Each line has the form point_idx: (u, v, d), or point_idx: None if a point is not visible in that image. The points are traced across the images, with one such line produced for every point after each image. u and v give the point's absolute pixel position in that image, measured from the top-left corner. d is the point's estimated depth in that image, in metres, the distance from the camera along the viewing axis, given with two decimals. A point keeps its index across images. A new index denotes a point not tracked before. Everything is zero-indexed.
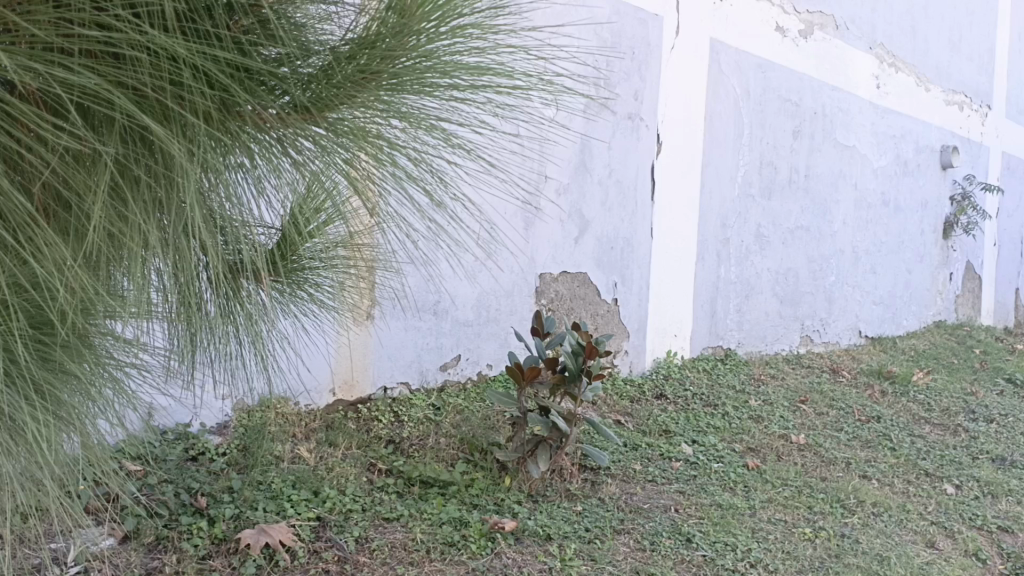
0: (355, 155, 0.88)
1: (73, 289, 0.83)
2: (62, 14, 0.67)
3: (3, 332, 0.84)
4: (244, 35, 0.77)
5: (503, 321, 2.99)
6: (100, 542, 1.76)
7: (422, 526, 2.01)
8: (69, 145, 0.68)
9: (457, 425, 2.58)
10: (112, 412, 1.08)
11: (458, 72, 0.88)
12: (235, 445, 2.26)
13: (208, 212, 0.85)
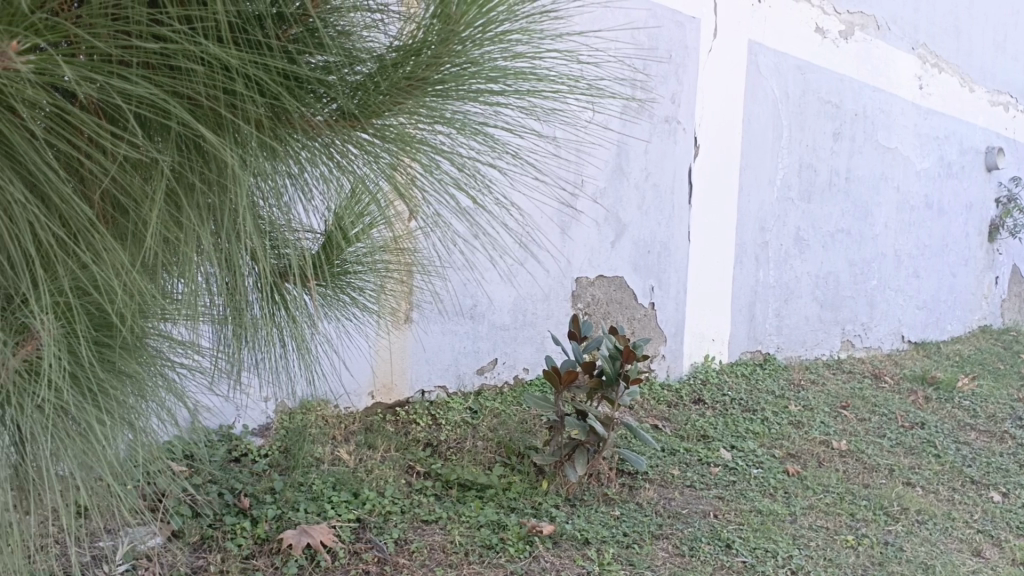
0: (399, 159, 0.90)
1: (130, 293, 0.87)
2: (120, 27, 0.68)
3: (67, 335, 0.87)
4: (292, 43, 0.80)
5: (540, 325, 3.00)
6: (147, 540, 1.80)
7: (461, 529, 2.03)
8: (128, 153, 0.71)
9: (494, 428, 2.59)
10: (165, 412, 1.11)
11: (502, 77, 0.88)
12: (276, 446, 2.30)
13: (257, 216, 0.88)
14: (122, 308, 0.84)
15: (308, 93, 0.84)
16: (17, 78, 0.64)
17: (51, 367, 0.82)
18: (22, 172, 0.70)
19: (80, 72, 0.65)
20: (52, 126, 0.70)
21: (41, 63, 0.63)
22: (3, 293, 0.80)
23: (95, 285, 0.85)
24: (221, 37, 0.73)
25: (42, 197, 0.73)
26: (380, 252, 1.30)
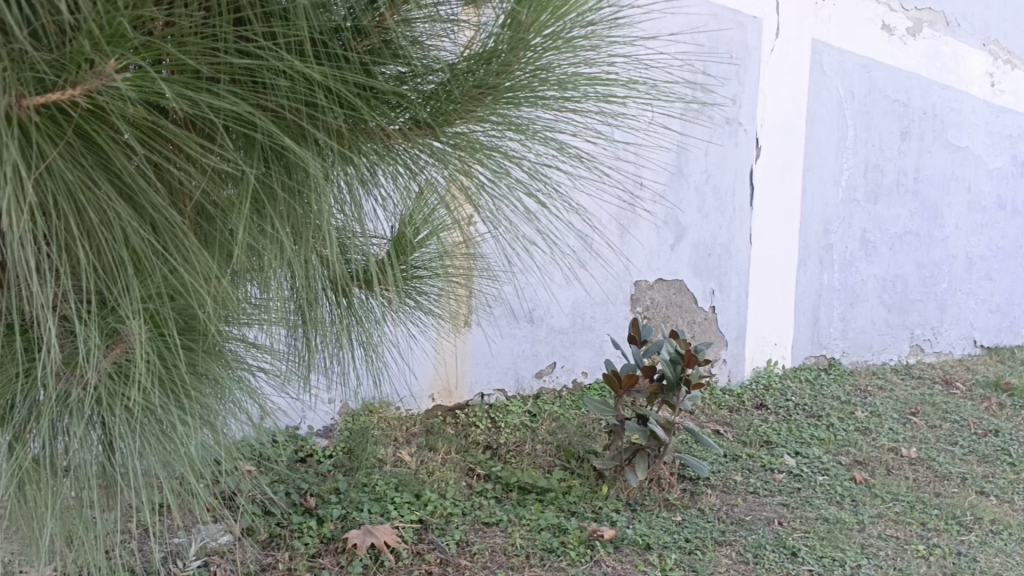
0: (471, 166, 0.91)
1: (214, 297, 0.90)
2: (209, 44, 0.71)
3: (155, 339, 0.91)
4: (368, 53, 0.83)
5: (599, 329, 2.99)
6: (219, 537, 1.86)
7: (522, 532, 2.04)
8: (218, 164, 0.75)
9: (553, 432, 2.60)
10: (243, 413, 1.15)
11: (573, 83, 0.90)
12: (341, 448, 2.35)
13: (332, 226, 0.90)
14: (207, 311, 0.88)
15: (381, 104, 0.86)
16: (116, 96, 0.68)
17: (142, 368, 0.86)
18: (119, 183, 0.74)
19: (175, 89, 0.69)
20: (147, 139, 0.74)
21: (138, 82, 0.66)
22: (98, 297, 0.84)
23: (183, 290, 0.89)
24: (304, 51, 0.77)
25: (136, 207, 0.77)
26: (443, 258, 1.32)
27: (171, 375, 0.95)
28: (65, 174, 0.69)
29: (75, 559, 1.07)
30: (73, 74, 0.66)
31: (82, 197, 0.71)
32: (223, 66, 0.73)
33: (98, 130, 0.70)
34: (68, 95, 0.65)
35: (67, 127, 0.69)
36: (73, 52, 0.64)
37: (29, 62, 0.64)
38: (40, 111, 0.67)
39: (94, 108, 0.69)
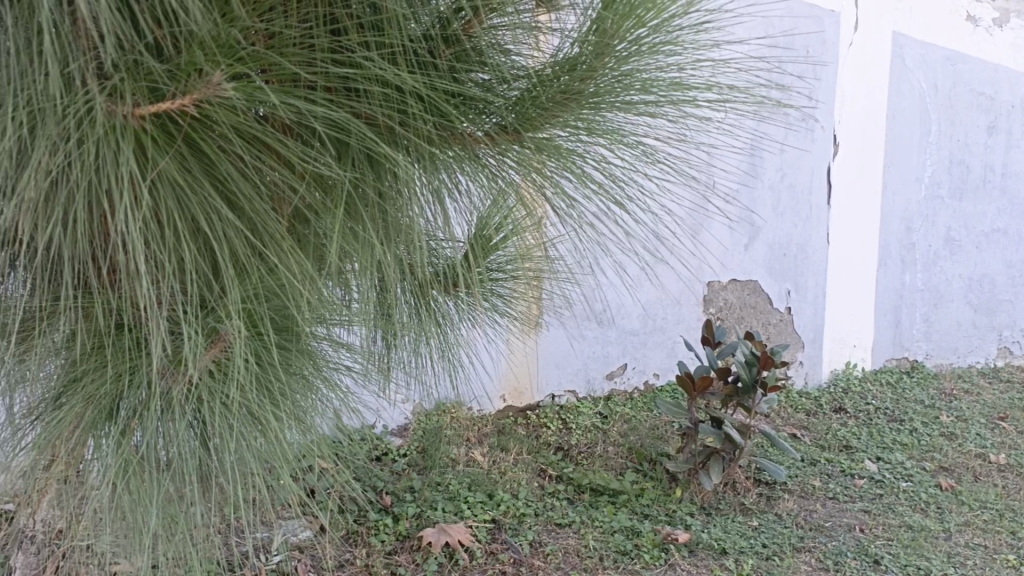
0: (558, 169, 0.92)
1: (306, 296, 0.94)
2: (308, 55, 0.76)
3: (253, 338, 0.95)
4: (456, 58, 0.86)
5: (670, 330, 2.96)
6: (300, 532, 1.91)
7: (595, 534, 2.03)
8: (317, 170, 0.79)
9: (625, 434, 2.59)
10: (334, 412, 1.19)
11: (658, 88, 0.90)
12: (415, 446, 2.39)
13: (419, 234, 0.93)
14: (302, 309, 0.92)
15: (470, 110, 0.89)
16: (223, 104, 0.73)
17: (241, 367, 0.90)
18: (222, 189, 0.79)
19: (280, 96, 0.74)
20: (252, 146, 0.79)
21: (244, 90, 0.71)
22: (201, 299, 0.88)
23: (278, 292, 0.93)
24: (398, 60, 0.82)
25: (238, 212, 0.82)
26: (515, 261, 1.32)
27: (267, 374, 0.99)
28: (175, 179, 0.73)
29: (170, 550, 1.12)
30: (183, 83, 0.70)
31: (189, 202, 0.76)
32: (319, 74, 0.78)
33: (205, 138, 0.75)
34: (178, 103, 0.70)
35: (177, 136, 0.73)
36: (184, 63, 0.69)
37: (145, 72, 0.70)
38: (153, 120, 0.72)
39: (201, 116, 0.74)
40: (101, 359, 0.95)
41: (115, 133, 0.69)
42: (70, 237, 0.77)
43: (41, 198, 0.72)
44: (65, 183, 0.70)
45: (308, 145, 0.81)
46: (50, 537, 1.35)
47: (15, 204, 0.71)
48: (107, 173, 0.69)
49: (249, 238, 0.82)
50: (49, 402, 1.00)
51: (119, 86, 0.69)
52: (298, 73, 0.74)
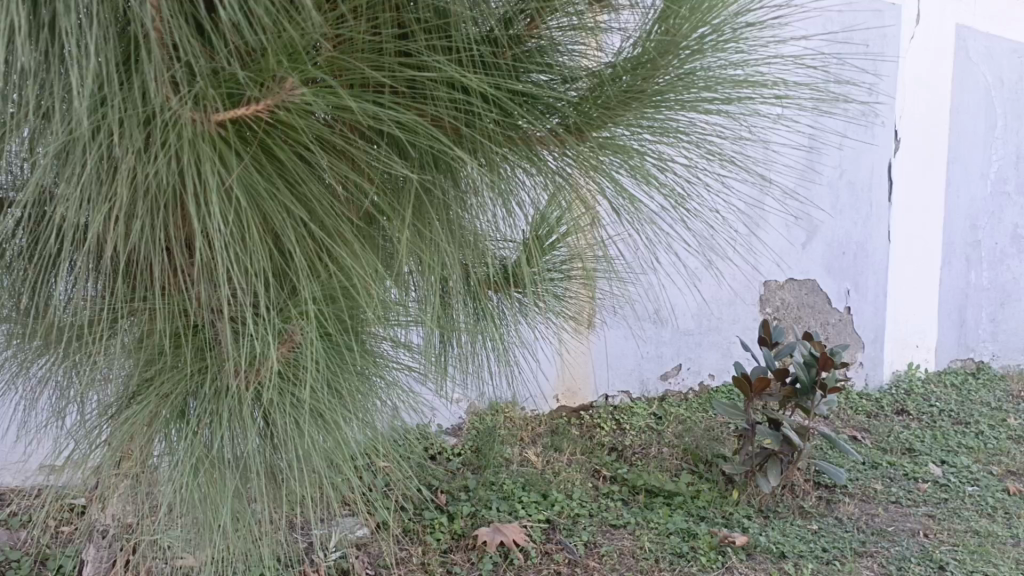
0: (619, 167, 0.93)
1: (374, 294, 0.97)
2: (376, 59, 0.78)
3: (323, 335, 0.99)
4: (521, 57, 0.89)
5: (726, 330, 2.92)
6: (356, 530, 1.94)
7: (650, 535, 2.02)
8: (390, 171, 0.83)
9: (680, 435, 2.56)
10: (397, 411, 1.21)
11: (725, 87, 0.90)
12: (469, 446, 2.40)
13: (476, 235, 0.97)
14: (371, 307, 0.95)
15: (533, 109, 0.90)
16: (297, 108, 0.76)
17: (313, 363, 0.93)
18: (294, 191, 0.83)
19: (354, 98, 0.77)
20: (324, 150, 0.83)
21: (319, 95, 0.74)
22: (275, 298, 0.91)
23: (346, 291, 0.97)
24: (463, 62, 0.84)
25: (311, 213, 0.86)
26: (570, 261, 1.31)
27: (336, 370, 1.01)
28: (252, 182, 0.78)
29: (235, 546, 1.15)
30: (260, 88, 0.73)
31: (264, 204, 0.80)
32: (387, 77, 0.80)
33: (278, 144, 0.79)
34: (253, 110, 0.74)
35: (252, 142, 0.78)
36: (263, 69, 0.72)
37: (225, 78, 0.73)
38: (231, 126, 0.77)
39: (275, 122, 0.78)
40: (174, 357, 0.98)
41: (196, 140, 0.73)
42: (153, 237, 0.82)
43: (126, 201, 0.77)
44: (151, 186, 0.75)
45: (375, 148, 0.85)
46: (118, 532, 1.38)
47: (105, 207, 0.76)
48: (188, 177, 0.73)
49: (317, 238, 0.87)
50: (123, 402, 1.03)
51: (202, 93, 0.73)
52: (368, 76, 0.76)
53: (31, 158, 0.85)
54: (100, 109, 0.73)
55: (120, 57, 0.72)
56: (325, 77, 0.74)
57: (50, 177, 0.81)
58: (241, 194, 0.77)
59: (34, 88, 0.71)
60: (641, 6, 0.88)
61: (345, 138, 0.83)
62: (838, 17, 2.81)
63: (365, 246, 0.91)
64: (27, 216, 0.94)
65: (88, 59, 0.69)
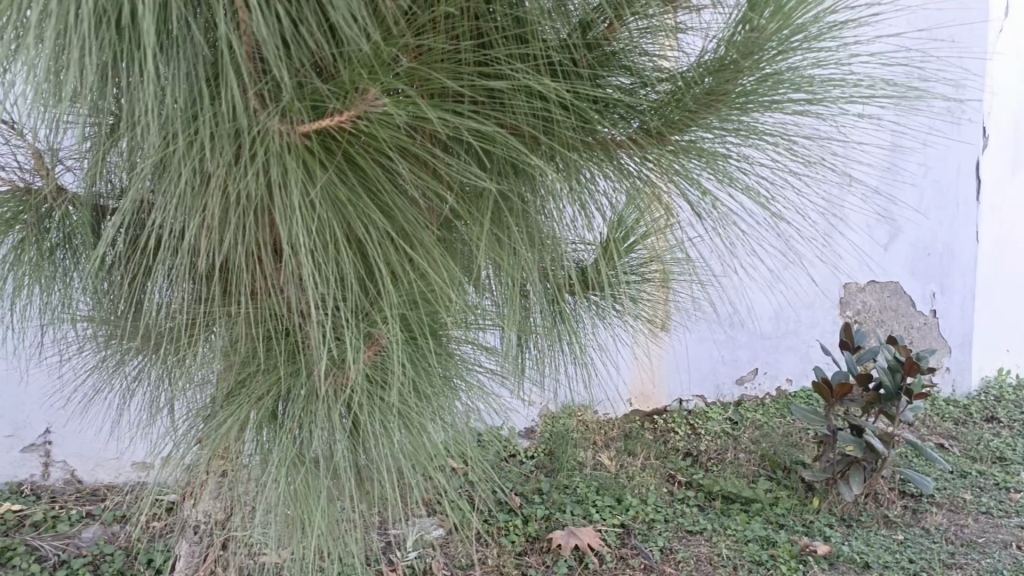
0: (700, 170, 0.92)
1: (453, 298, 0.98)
2: (456, 68, 0.80)
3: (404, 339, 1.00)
4: (598, 63, 0.89)
5: (805, 334, 2.85)
6: (433, 531, 1.96)
7: (728, 542, 1.99)
8: (469, 177, 0.84)
9: (756, 440, 2.51)
10: (480, 414, 1.23)
11: (813, 86, 0.87)
12: (542, 449, 2.41)
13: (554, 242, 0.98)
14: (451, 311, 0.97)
15: (611, 114, 0.90)
16: (378, 117, 0.77)
17: (397, 367, 0.95)
18: (376, 200, 0.84)
19: (432, 108, 0.77)
20: (406, 157, 0.84)
21: (399, 105, 0.75)
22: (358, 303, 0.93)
23: (427, 296, 0.98)
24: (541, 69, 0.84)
25: (392, 220, 0.87)
26: (647, 263, 1.29)
27: (418, 373, 1.03)
28: (336, 191, 0.80)
29: (318, 543, 1.17)
30: (344, 100, 0.75)
31: (348, 211, 0.82)
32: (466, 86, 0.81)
33: (361, 154, 0.81)
34: (336, 121, 0.76)
35: (336, 153, 0.80)
36: (346, 81, 0.74)
37: (309, 91, 0.76)
38: (316, 137, 0.79)
39: (357, 131, 0.79)
40: (261, 359, 1.01)
41: (283, 152, 0.75)
42: (246, 246, 0.85)
43: (218, 210, 0.80)
44: (243, 196, 0.78)
45: (455, 155, 0.86)
46: (209, 527, 1.43)
47: (202, 217, 0.80)
48: (276, 187, 0.76)
49: (399, 246, 0.88)
50: (216, 403, 1.07)
51: (289, 107, 0.75)
52: (447, 86, 0.77)
53: (131, 168, 0.89)
54: (194, 123, 0.76)
55: (210, 73, 0.75)
56: (404, 89, 0.75)
57: (147, 188, 0.84)
58: (326, 203, 0.79)
59: (132, 104, 0.74)
60: (722, 6, 0.88)
61: (425, 147, 0.84)
62: (925, 13, 2.71)
63: (446, 252, 0.93)
64: (127, 226, 0.99)
65: (182, 75, 0.72)
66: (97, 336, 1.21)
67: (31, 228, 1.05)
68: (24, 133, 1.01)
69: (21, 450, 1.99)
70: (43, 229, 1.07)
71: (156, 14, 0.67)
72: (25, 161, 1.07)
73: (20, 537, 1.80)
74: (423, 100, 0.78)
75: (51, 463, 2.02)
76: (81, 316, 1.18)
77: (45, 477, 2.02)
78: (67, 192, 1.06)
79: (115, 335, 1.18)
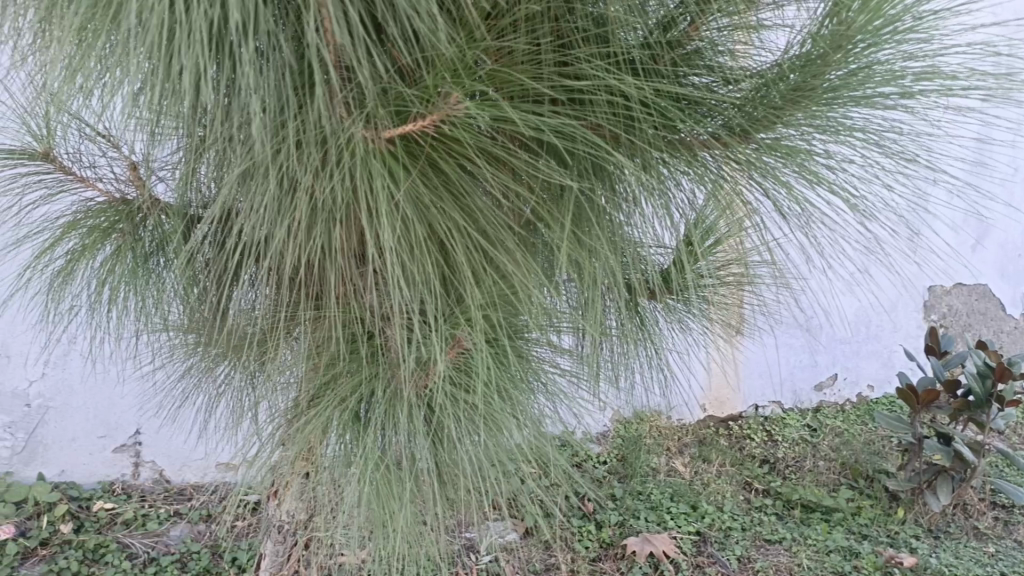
0: (784, 168, 0.90)
1: (531, 297, 0.98)
2: (536, 70, 0.81)
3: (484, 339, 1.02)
4: (681, 60, 0.90)
5: (887, 339, 2.76)
6: (507, 535, 1.96)
7: (808, 552, 1.93)
8: (549, 176, 0.84)
9: (837, 448, 2.44)
10: (557, 417, 1.23)
11: (906, 79, 0.83)
12: (615, 454, 2.38)
13: (629, 244, 0.98)
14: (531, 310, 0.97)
15: (693, 113, 0.89)
16: (461, 121, 0.78)
17: (478, 367, 0.96)
18: (458, 202, 0.86)
19: (514, 110, 0.77)
20: (487, 160, 0.84)
21: (481, 108, 0.75)
22: (439, 304, 0.95)
23: (507, 296, 0.99)
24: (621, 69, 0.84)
25: (473, 222, 0.88)
26: (724, 268, 1.26)
27: (500, 373, 1.04)
28: (419, 194, 0.81)
29: (397, 544, 1.19)
30: (427, 104, 0.76)
31: (431, 214, 0.83)
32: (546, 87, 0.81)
33: (445, 159, 0.82)
34: (419, 125, 0.77)
35: (419, 158, 0.82)
36: (429, 85, 0.75)
37: (393, 96, 0.78)
38: (401, 142, 0.80)
39: (439, 135, 0.80)
40: (345, 359, 1.04)
41: (368, 157, 0.78)
42: (332, 249, 0.88)
43: (306, 214, 0.83)
44: (329, 201, 0.80)
45: (535, 156, 0.87)
46: (292, 527, 1.47)
47: (289, 222, 0.82)
48: (363, 193, 0.78)
49: (482, 247, 0.89)
50: (301, 405, 1.10)
51: (374, 113, 0.77)
52: (527, 86, 0.78)
53: (220, 176, 0.92)
54: (283, 130, 0.79)
55: (298, 80, 0.77)
56: (486, 91, 0.75)
57: (236, 195, 0.87)
58: (410, 207, 0.80)
59: (221, 113, 0.77)
60: (807, 4, 0.85)
61: (506, 149, 0.84)
62: (1013, 4, 2.58)
63: (527, 253, 0.94)
64: (216, 233, 1.02)
65: (271, 84, 0.74)
66: (188, 340, 1.26)
67: (127, 237, 1.09)
68: (120, 146, 1.07)
69: (113, 450, 2.07)
70: (138, 236, 1.11)
71: (244, 26, 0.69)
72: (120, 173, 1.12)
73: (112, 534, 1.87)
74: (503, 102, 0.78)
75: (141, 463, 2.09)
76: (172, 321, 1.22)
77: (135, 477, 2.09)
78: (160, 201, 1.11)
79: (204, 339, 1.22)
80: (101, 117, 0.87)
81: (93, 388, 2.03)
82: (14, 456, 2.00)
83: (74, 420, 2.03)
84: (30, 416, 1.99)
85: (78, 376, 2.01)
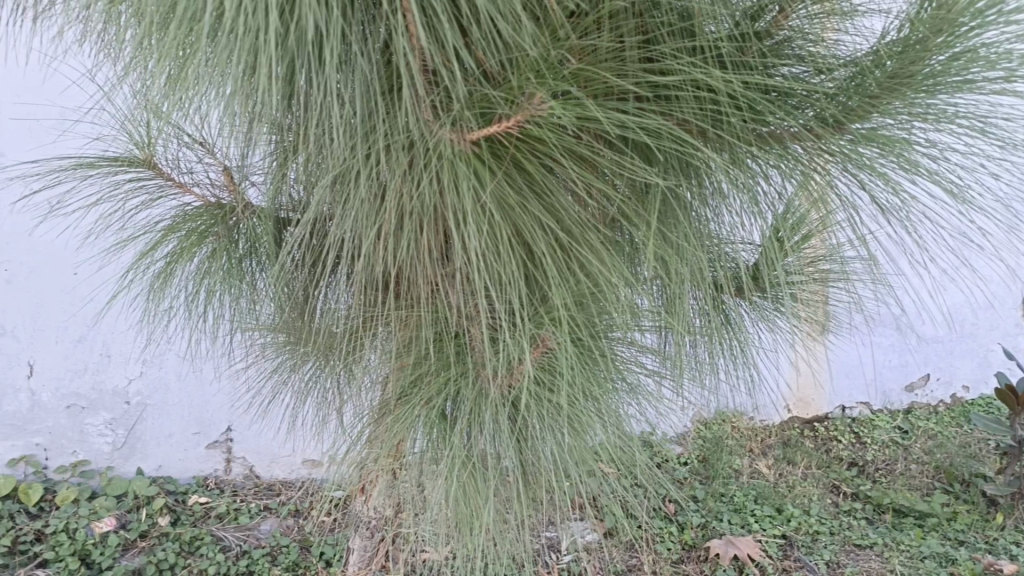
0: (882, 158, 0.87)
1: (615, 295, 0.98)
2: (620, 66, 0.80)
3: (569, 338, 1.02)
4: (769, 52, 0.89)
5: (982, 337, 2.63)
6: (587, 535, 1.95)
7: (901, 558, 1.87)
8: (634, 172, 0.84)
9: (930, 451, 2.35)
10: (642, 417, 1.22)
11: (1013, 62, 0.78)
12: (696, 455, 2.34)
13: (708, 237, 0.97)
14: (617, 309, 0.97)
15: (783, 104, 0.87)
16: (545, 120, 0.78)
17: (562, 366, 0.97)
18: (543, 201, 0.86)
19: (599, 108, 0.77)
20: (572, 159, 0.84)
21: (566, 107, 0.75)
22: (524, 303, 0.96)
23: (591, 295, 0.99)
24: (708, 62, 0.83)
25: (559, 221, 0.89)
26: (812, 264, 1.23)
27: (585, 371, 1.04)
28: (505, 196, 0.82)
29: (483, 541, 1.20)
30: (512, 104, 0.77)
31: (516, 215, 0.84)
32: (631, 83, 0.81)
33: (529, 160, 0.83)
34: (504, 127, 0.78)
35: (505, 159, 0.82)
36: (513, 86, 0.75)
37: (478, 98, 0.78)
38: (486, 143, 0.81)
39: (524, 135, 0.81)
40: (431, 358, 1.06)
41: (455, 160, 0.79)
42: (419, 249, 0.89)
43: (395, 215, 0.84)
44: (417, 203, 0.82)
45: (620, 154, 0.87)
46: (378, 523, 1.50)
47: (378, 223, 0.84)
48: (450, 196, 0.79)
49: (567, 246, 0.90)
50: (388, 403, 1.12)
51: (461, 115, 0.78)
52: (611, 83, 0.77)
53: (309, 179, 0.94)
54: (373, 133, 0.80)
55: (386, 84, 0.78)
56: (570, 90, 0.75)
57: (326, 198, 0.89)
58: (496, 208, 0.81)
59: (313, 117, 0.79)
60: None
61: (591, 148, 0.84)
62: None
63: (612, 252, 0.94)
64: (306, 235, 1.05)
65: (360, 88, 0.76)
66: (278, 339, 1.30)
67: (222, 239, 1.13)
68: (215, 153, 1.10)
69: (206, 446, 2.15)
70: (233, 239, 1.15)
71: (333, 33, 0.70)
72: (216, 178, 1.16)
73: (206, 528, 1.94)
74: (589, 100, 0.77)
75: (232, 459, 2.17)
76: (264, 322, 1.26)
77: (227, 472, 2.17)
78: (252, 205, 1.15)
79: (293, 339, 1.26)
80: (199, 126, 0.90)
81: (187, 386, 2.11)
82: (114, 452, 2.09)
83: (170, 417, 2.12)
84: (130, 413, 2.08)
85: (173, 374, 2.09)
